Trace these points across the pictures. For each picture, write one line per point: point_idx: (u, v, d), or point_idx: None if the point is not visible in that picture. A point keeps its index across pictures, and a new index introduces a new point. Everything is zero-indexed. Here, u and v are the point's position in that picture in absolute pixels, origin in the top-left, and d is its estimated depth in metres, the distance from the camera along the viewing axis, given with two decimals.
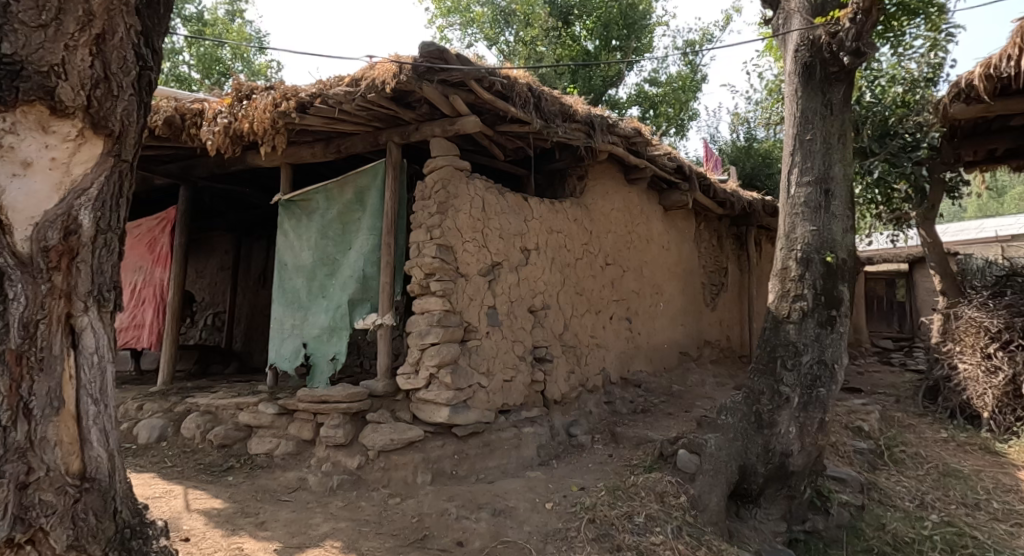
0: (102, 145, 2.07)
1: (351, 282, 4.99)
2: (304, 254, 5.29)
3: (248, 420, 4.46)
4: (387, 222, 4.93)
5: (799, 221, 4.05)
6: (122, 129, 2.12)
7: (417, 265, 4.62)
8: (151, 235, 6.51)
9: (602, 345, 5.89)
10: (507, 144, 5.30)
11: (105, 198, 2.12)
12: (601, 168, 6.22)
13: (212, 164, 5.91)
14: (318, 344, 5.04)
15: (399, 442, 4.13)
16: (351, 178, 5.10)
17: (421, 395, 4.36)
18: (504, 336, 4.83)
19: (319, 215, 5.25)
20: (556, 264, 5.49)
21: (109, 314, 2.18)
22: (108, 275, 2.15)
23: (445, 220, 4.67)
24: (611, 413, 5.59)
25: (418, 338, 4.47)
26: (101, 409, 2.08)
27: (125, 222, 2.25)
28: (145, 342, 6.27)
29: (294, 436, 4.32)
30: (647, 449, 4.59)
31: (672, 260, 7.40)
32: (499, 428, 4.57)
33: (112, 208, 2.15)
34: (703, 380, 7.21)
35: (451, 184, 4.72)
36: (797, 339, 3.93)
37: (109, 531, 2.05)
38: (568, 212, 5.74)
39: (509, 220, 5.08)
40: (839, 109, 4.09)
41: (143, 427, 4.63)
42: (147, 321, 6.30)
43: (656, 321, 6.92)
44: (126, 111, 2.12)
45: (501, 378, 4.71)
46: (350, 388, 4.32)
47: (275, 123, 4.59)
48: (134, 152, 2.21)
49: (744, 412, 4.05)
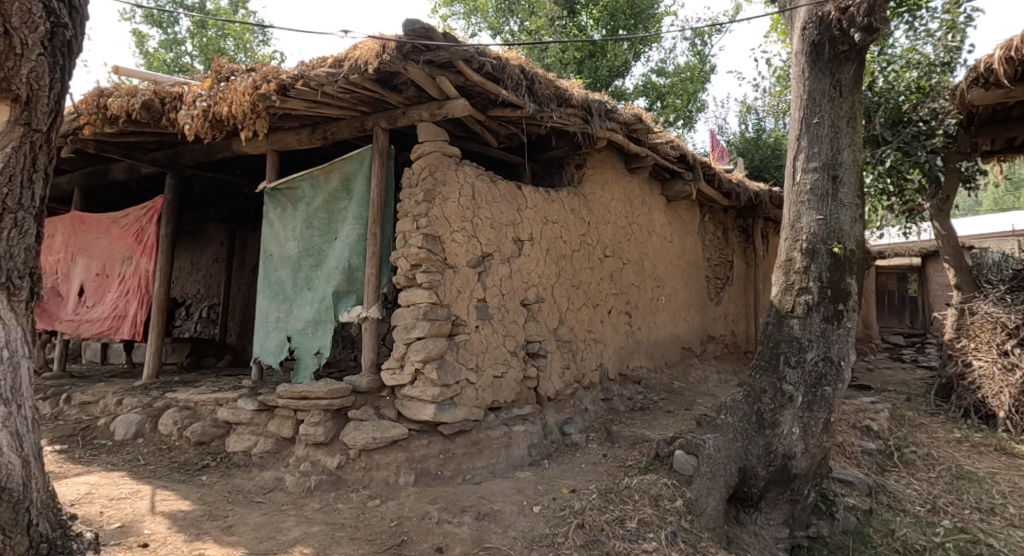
0: (9, 111, 2.42)
1: (336, 273, 4.81)
2: (289, 244, 5.11)
3: (227, 416, 4.30)
4: (373, 210, 4.75)
5: (805, 209, 3.81)
6: (31, 94, 2.46)
7: (404, 256, 4.44)
8: (139, 224, 6.31)
9: (600, 340, 5.68)
10: (500, 130, 5.08)
11: (13, 169, 2.44)
12: (600, 156, 5.99)
13: (198, 152, 5.74)
14: (303, 338, 4.86)
15: (381, 441, 3.95)
16: (337, 165, 4.91)
17: (406, 391, 4.18)
18: (495, 330, 4.63)
19: (305, 204, 5.06)
20: (551, 256, 5.28)
21: (22, 301, 2.45)
22: (19, 261, 2.44)
23: (433, 208, 4.46)
24: (608, 411, 5.38)
25: (403, 332, 4.29)
26: (10, 411, 2.34)
27: (44, 196, 2.57)
28: (126, 335, 6.13)
29: (274, 434, 4.15)
30: (642, 449, 4.38)
31: (675, 253, 7.16)
32: (488, 426, 4.37)
33: (21, 183, 2.46)
34: (706, 376, 6.98)
35: (439, 172, 4.52)
36: (801, 335, 3.70)
37: (21, 545, 2.31)
38: (564, 202, 5.52)
39: (501, 209, 4.87)
40: (848, 90, 3.81)
41: (120, 423, 4.48)
42: (131, 314, 6.15)
43: (658, 315, 6.69)
44: (32, 71, 2.44)
45: (491, 374, 4.51)
46: (332, 384, 4.15)
47: (256, 107, 4.40)
48: (48, 123, 2.55)
49: (744, 411, 3.83)
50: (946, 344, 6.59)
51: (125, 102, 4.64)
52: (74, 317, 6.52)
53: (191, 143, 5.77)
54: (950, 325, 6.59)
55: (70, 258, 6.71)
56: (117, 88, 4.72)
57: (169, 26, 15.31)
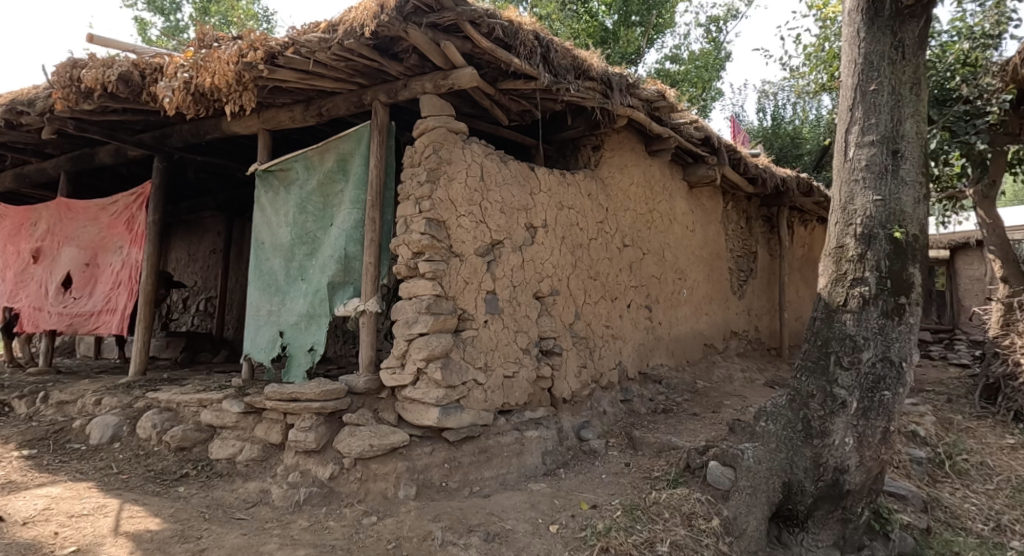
0: None
1: (331, 262, 4.39)
2: (281, 231, 4.70)
3: (210, 419, 3.90)
4: (371, 193, 4.33)
5: (859, 189, 3.34)
6: None
7: (405, 243, 4.02)
8: (128, 212, 5.90)
9: (619, 336, 5.23)
10: (511, 105, 4.64)
11: None
12: (619, 137, 5.53)
13: (186, 132, 5.33)
14: (296, 333, 4.47)
15: (379, 449, 3.53)
16: (332, 144, 4.50)
17: (408, 392, 3.77)
18: (505, 325, 4.20)
19: (298, 187, 4.65)
20: (567, 245, 4.83)
21: None
22: None
23: (437, 190, 4.03)
24: (628, 414, 4.94)
25: (404, 327, 3.87)
26: None
27: None
28: (114, 327, 5.76)
29: (261, 440, 3.75)
30: (670, 458, 3.93)
31: (697, 243, 6.69)
32: (498, 431, 3.95)
33: None
34: (731, 375, 6.54)
35: (444, 150, 4.09)
36: (855, 333, 3.24)
37: None
38: (580, 185, 5.07)
39: (512, 193, 4.43)
40: (913, 51, 3.32)
41: (97, 426, 4.10)
42: (120, 306, 5.76)
43: (679, 309, 6.23)
44: None
45: (501, 374, 4.08)
46: (325, 384, 3.76)
47: (242, 78, 3.97)
48: None
49: (788, 418, 3.38)
50: (991, 341, 6.09)
51: (100, 74, 4.20)
52: (63, 311, 6.11)
53: (179, 123, 5.36)
54: (997, 318, 6.10)
55: (59, 247, 6.32)
56: (91, 59, 4.29)
57: (171, 13, 14.90)
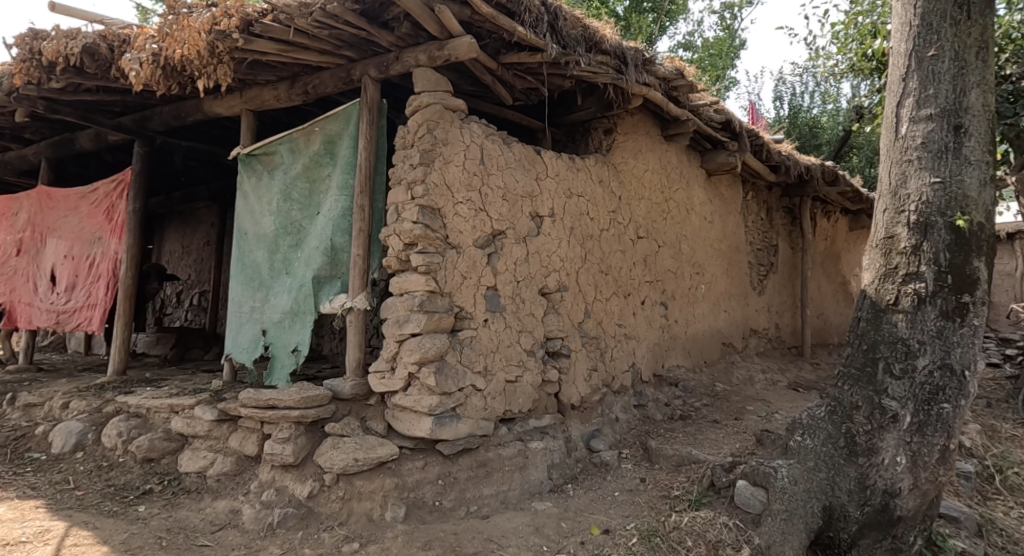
0: None
1: (316, 255, 4.00)
2: (264, 220, 4.31)
3: (181, 427, 3.53)
4: (360, 178, 3.93)
5: (914, 170, 2.88)
6: None
7: (396, 233, 3.61)
8: (108, 201, 5.55)
9: (632, 335, 4.81)
10: (515, 82, 4.22)
11: None
12: (633, 120, 5.11)
13: (167, 114, 4.97)
14: (279, 332, 4.10)
15: (364, 464, 3.14)
16: (318, 124, 4.10)
17: (398, 399, 3.40)
18: (508, 324, 3.80)
19: (282, 172, 4.26)
20: (576, 236, 4.41)
21: None
22: None
23: (431, 173, 3.61)
24: (642, 420, 4.53)
25: (395, 327, 3.48)
26: None
27: None
28: (95, 326, 5.35)
29: (235, 452, 3.37)
30: (691, 473, 3.50)
31: (715, 235, 6.25)
32: (498, 442, 3.56)
33: None
34: (751, 376, 6.10)
35: (439, 129, 3.67)
36: (909, 336, 2.80)
37: None
38: (591, 170, 4.65)
39: (516, 178, 4.02)
40: (979, 11, 2.87)
41: (60, 433, 3.74)
42: (102, 302, 5.37)
43: (696, 306, 5.80)
44: None
45: (502, 379, 3.69)
46: (307, 390, 3.39)
47: (215, 49, 3.58)
48: None
49: (828, 433, 2.96)
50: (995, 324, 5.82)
51: (61, 46, 3.81)
52: (52, 307, 5.71)
53: (160, 104, 5.00)
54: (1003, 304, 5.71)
55: (38, 239, 5.96)
56: (54, 31, 3.91)
57: None
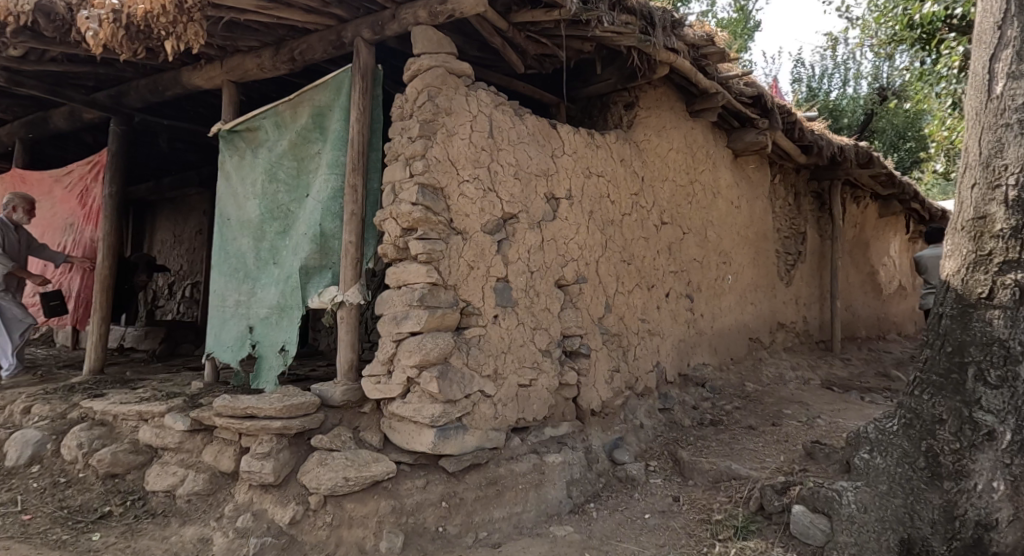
0: None
1: (304, 241, 3.55)
2: (249, 205, 3.85)
3: (149, 438, 3.09)
4: (351, 154, 3.47)
5: (1013, 136, 2.38)
6: None
7: (392, 216, 3.14)
8: (83, 183, 5.11)
9: (656, 332, 4.35)
10: (528, 46, 3.74)
11: None
12: (657, 94, 4.63)
13: (144, 88, 4.53)
14: (266, 329, 3.66)
15: (356, 484, 2.73)
16: (306, 94, 3.63)
17: (396, 407, 2.96)
18: (521, 321, 3.35)
19: (267, 150, 3.79)
20: (596, 221, 3.94)
21: None
22: None
23: (433, 147, 3.13)
24: (669, 427, 4.07)
25: (391, 325, 3.03)
26: None
27: None
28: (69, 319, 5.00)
29: (208, 468, 2.93)
30: (733, 493, 3.04)
31: (742, 222, 5.77)
32: (511, 456, 3.13)
33: None
34: (782, 375, 5.63)
35: (441, 96, 3.18)
36: (1009, 337, 2.31)
37: None
38: (611, 147, 4.17)
39: (529, 154, 3.55)
40: None
41: (14, 443, 3.29)
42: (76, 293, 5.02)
43: (723, 299, 5.32)
44: None
45: (515, 383, 3.25)
46: (291, 397, 2.96)
47: (183, 3, 3.07)
48: None
49: (904, 451, 2.52)
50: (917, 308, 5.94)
51: (12, 4, 3.35)
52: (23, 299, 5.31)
53: (136, 77, 4.55)
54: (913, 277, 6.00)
55: None
56: None
57: None
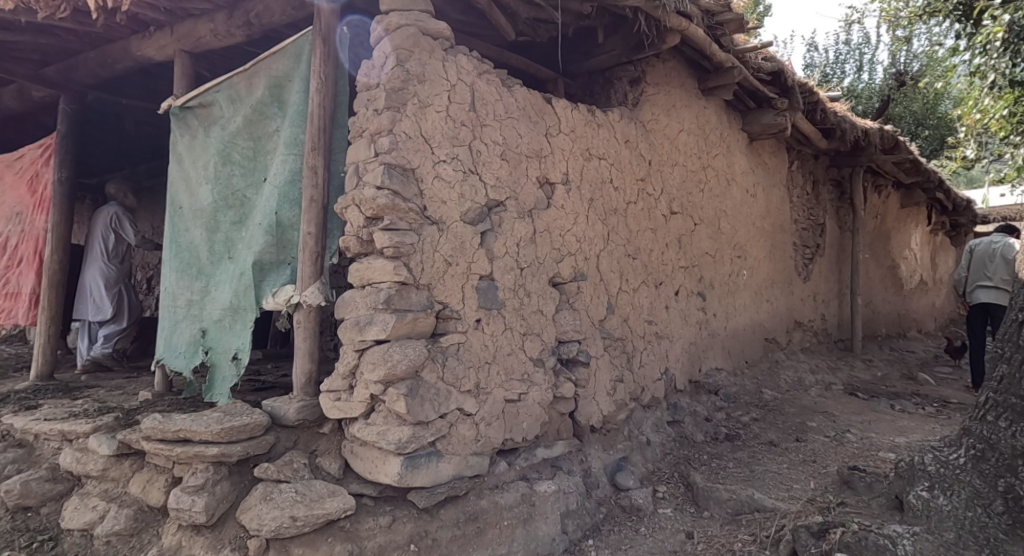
0: None
1: (259, 232, 3.07)
2: (200, 190, 3.30)
3: (69, 464, 2.64)
4: (311, 131, 2.98)
5: None
6: None
7: (355, 203, 2.66)
8: (34, 168, 4.63)
9: (665, 334, 3.87)
10: (519, 7, 3.26)
11: None
12: (666, 69, 4.15)
13: (93, 62, 4.05)
14: (218, 333, 3.17)
15: (305, 524, 2.27)
16: (263, 62, 3.13)
17: (357, 430, 2.50)
18: (508, 326, 2.87)
19: (220, 128, 3.25)
20: (597, 210, 3.46)
21: None
22: None
23: (402, 121, 2.64)
24: (679, 442, 3.60)
25: (352, 331, 2.56)
26: None
27: None
28: (18, 317, 4.49)
29: (134, 501, 2.48)
30: (758, 529, 2.57)
31: (758, 212, 5.27)
32: (496, 485, 2.67)
33: None
34: (801, 380, 5.16)
35: (413, 60, 2.69)
36: None
37: None
38: (615, 126, 3.67)
39: (518, 131, 3.06)
40: None
41: None
42: (25, 290, 4.51)
43: (738, 296, 4.84)
44: None
45: (501, 399, 2.78)
46: (232, 417, 2.51)
47: None
48: None
49: (976, 491, 2.03)
50: (966, 302, 5.24)
51: None
52: None
53: (85, 50, 4.07)
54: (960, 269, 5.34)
55: None
56: None
57: None
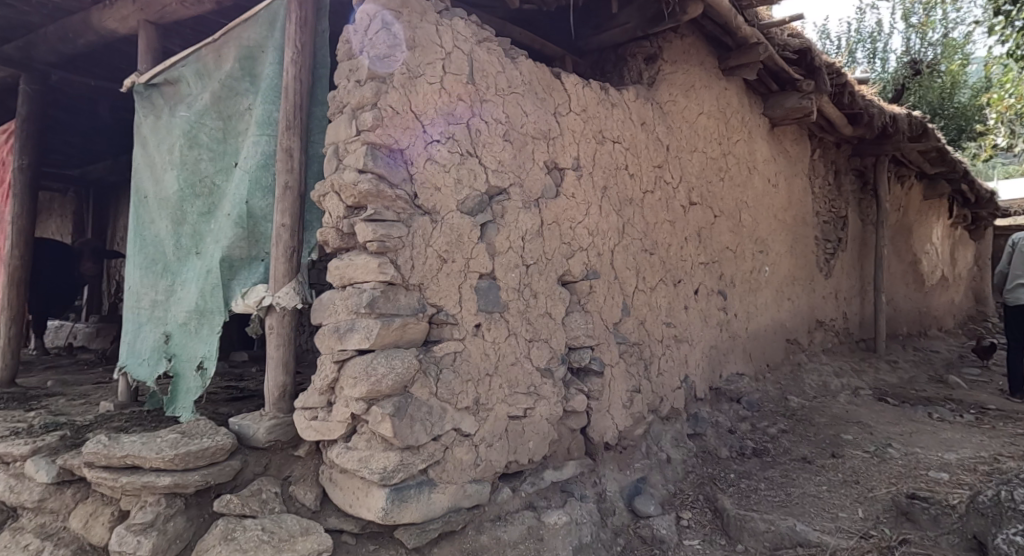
0: None
1: (228, 223, 2.69)
2: (166, 178, 2.92)
3: (3, 493, 2.28)
4: (286, 109, 2.60)
5: None
6: None
7: (334, 189, 2.28)
8: None
9: (684, 338, 3.50)
10: None
11: None
12: (684, 45, 3.77)
13: (53, 37, 3.67)
14: (183, 338, 2.80)
15: None
16: (233, 31, 2.74)
17: (335, 455, 2.13)
18: (512, 331, 2.50)
19: (186, 106, 2.87)
20: (611, 199, 3.08)
21: None
22: None
23: (388, 93, 2.25)
24: (702, 458, 3.23)
25: (330, 339, 2.19)
26: None
27: None
28: None
29: (75, 538, 2.12)
30: None
31: (780, 203, 4.89)
32: (498, 516, 2.31)
33: None
34: (826, 385, 4.79)
35: (401, 22, 2.30)
36: None
37: None
38: (630, 105, 3.29)
39: (523, 108, 2.68)
40: None
41: None
42: None
43: (760, 295, 4.46)
44: None
45: (505, 416, 2.41)
46: (189, 440, 2.14)
47: None
48: None
49: None
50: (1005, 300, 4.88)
51: None
52: None
53: (44, 24, 3.69)
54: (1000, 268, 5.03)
55: None
56: None
57: None
